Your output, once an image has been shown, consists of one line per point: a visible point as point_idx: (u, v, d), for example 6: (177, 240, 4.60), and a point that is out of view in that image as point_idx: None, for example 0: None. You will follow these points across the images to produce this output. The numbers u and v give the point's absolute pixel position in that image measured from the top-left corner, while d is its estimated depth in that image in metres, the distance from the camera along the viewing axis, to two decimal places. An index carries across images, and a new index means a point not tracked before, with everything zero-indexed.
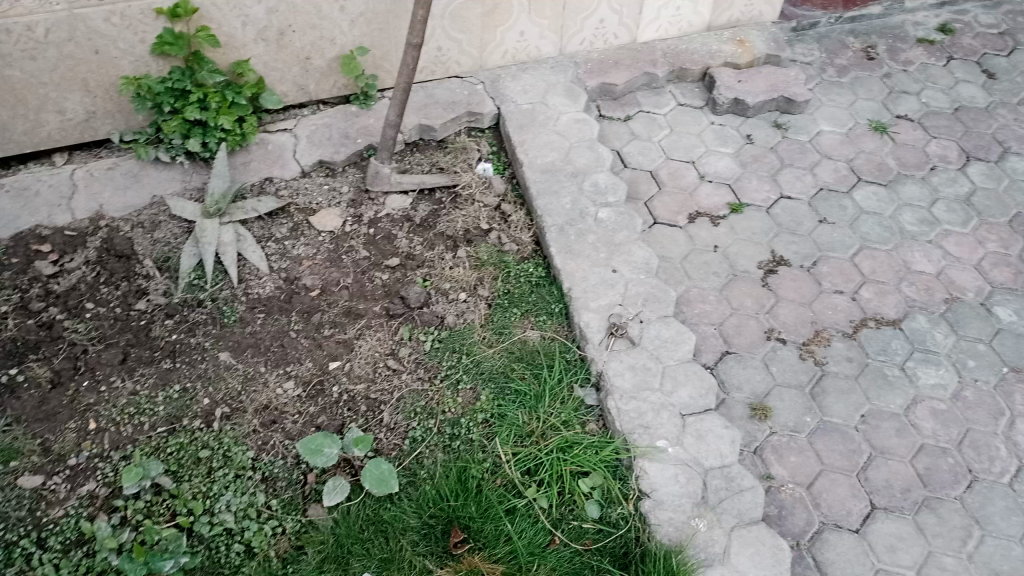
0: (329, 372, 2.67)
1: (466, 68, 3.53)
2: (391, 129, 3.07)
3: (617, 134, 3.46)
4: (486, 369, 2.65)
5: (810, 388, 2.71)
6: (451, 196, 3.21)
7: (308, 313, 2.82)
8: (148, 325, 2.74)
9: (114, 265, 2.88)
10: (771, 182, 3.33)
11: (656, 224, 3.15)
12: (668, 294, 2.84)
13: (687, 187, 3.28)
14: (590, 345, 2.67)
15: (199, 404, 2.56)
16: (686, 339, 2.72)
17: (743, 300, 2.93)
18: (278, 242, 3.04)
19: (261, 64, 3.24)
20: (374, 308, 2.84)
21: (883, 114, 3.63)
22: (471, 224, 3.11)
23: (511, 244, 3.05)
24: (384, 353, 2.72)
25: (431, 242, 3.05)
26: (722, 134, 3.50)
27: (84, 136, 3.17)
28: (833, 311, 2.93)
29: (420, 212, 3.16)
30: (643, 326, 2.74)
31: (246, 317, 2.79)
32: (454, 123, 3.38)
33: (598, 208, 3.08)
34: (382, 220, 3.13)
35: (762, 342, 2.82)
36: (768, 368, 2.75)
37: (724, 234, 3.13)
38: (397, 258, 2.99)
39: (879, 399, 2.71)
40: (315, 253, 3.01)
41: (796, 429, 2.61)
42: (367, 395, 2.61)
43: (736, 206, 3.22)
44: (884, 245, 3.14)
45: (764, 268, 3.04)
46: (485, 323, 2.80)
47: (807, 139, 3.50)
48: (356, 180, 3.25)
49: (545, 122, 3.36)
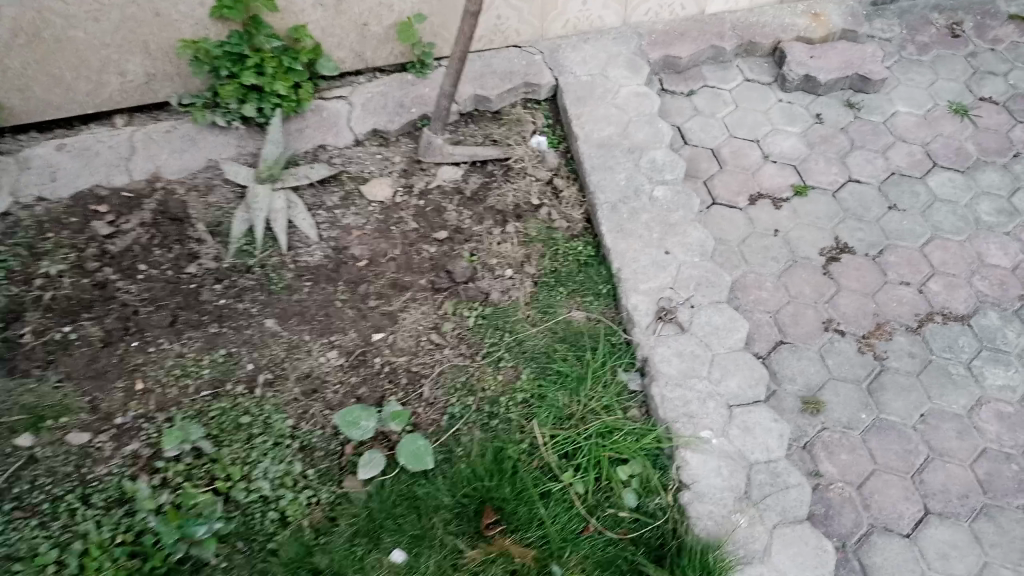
0: (372, 344, 2.69)
1: (526, 38, 3.42)
2: (445, 99, 3.04)
3: (679, 109, 3.33)
4: (528, 349, 2.61)
5: (867, 383, 2.59)
6: (503, 169, 3.16)
7: (354, 284, 2.85)
8: (198, 288, 2.80)
9: (168, 228, 2.93)
10: (839, 164, 3.17)
11: (714, 204, 3.03)
12: (722, 278, 2.72)
13: (749, 167, 3.15)
14: (636, 328, 2.59)
15: (243, 369, 2.62)
16: (738, 327, 2.59)
17: (802, 288, 2.81)
18: (328, 211, 3.05)
19: (319, 30, 3.16)
20: (420, 281, 2.85)
21: (966, 97, 3.41)
22: (522, 198, 3.06)
23: (561, 221, 2.98)
24: (427, 327, 2.73)
25: (481, 216, 3.03)
26: (790, 112, 3.34)
27: (144, 98, 3.18)
28: (898, 304, 2.78)
29: (471, 184, 3.13)
30: (693, 311, 2.63)
31: (293, 285, 2.83)
32: (511, 93, 3.31)
33: (654, 186, 2.97)
34: (432, 192, 3.11)
35: (820, 333, 2.70)
36: (824, 360, 2.64)
37: (785, 218, 3.00)
38: (445, 231, 2.99)
39: (941, 398, 2.57)
40: (364, 224, 3.01)
41: (850, 426, 2.50)
42: (409, 367, 2.62)
43: (800, 188, 3.07)
44: (957, 236, 2.97)
45: (826, 255, 2.91)
46: (530, 302, 2.76)
47: (881, 120, 3.32)
48: (409, 151, 3.23)
49: (603, 96, 3.25)
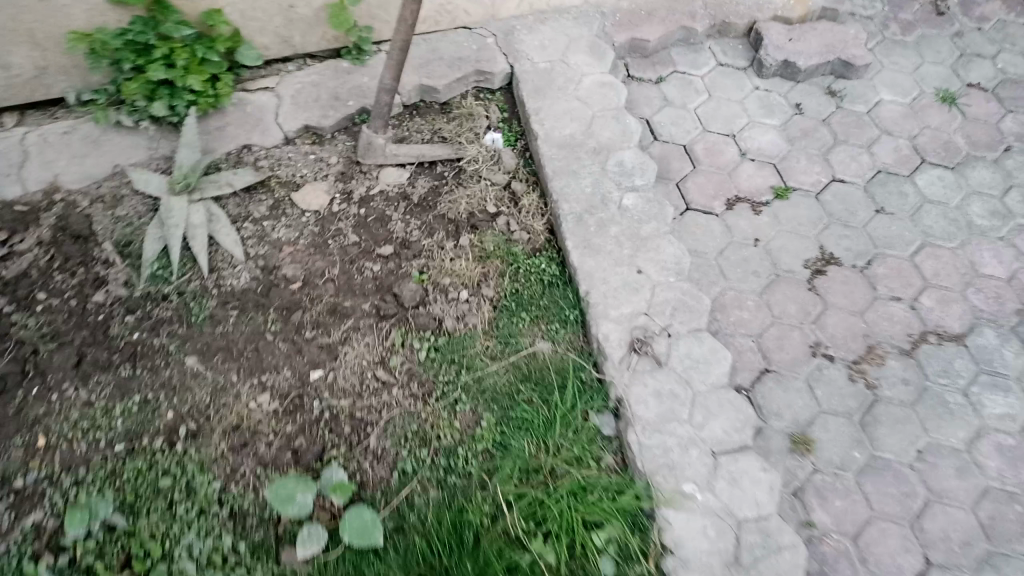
0: (309, 384, 2.39)
1: (477, 19, 3.05)
2: (387, 93, 2.66)
3: (647, 99, 3.02)
4: (488, 389, 2.32)
5: (859, 416, 2.38)
6: (454, 171, 2.83)
7: (287, 311, 2.52)
8: (106, 321, 2.44)
9: (70, 248, 2.54)
10: (822, 162, 2.90)
11: (689, 210, 2.75)
12: (701, 302, 2.47)
13: (725, 166, 2.87)
14: (609, 363, 2.32)
15: (163, 418, 2.30)
16: (721, 359, 2.35)
17: (786, 307, 2.57)
18: (255, 223, 2.68)
19: (238, 14, 2.73)
20: (363, 307, 2.54)
21: (953, 83, 3.17)
22: (476, 206, 2.75)
23: (521, 232, 2.68)
24: (372, 361, 2.43)
25: (430, 227, 2.71)
26: (768, 102, 3.06)
27: (36, 94, 2.74)
28: (889, 322, 2.56)
29: (419, 188, 2.79)
30: (671, 341, 2.37)
31: (217, 315, 2.49)
32: (461, 83, 2.95)
33: (622, 193, 2.67)
34: (374, 198, 2.77)
35: (806, 359, 2.47)
36: (812, 391, 2.42)
37: (766, 225, 2.74)
38: (391, 246, 2.66)
39: (938, 431, 2.37)
40: (298, 239, 2.67)
41: (842, 468, 2.29)
42: (352, 412, 2.33)
43: (781, 191, 2.81)
44: (949, 243, 2.74)
45: (812, 267, 2.66)
46: (489, 330, 2.46)
47: (864, 110, 3.06)
48: (347, 150, 2.86)
49: (564, 86, 2.91)
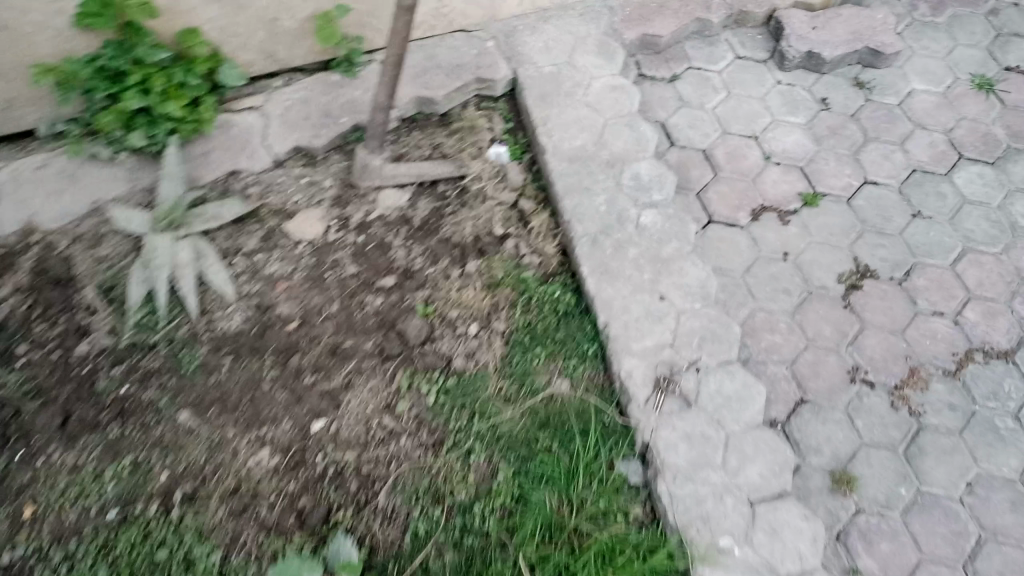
0: (312, 436, 2.24)
1: (475, 21, 2.84)
2: (381, 112, 2.46)
3: (662, 100, 2.81)
4: (503, 437, 2.18)
5: (903, 448, 2.21)
6: (457, 190, 2.64)
7: (285, 354, 2.36)
8: (92, 375, 2.28)
9: (50, 295, 2.38)
10: (852, 162, 2.70)
11: (710, 223, 2.56)
12: (730, 331, 2.30)
13: (748, 172, 2.67)
14: (633, 405, 2.17)
15: (157, 481, 2.15)
16: (754, 395, 2.20)
17: (820, 328, 2.39)
18: (247, 257, 2.51)
19: (216, 31, 2.53)
20: (365, 346, 2.38)
21: (989, 67, 2.95)
22: (482, 228, 2.57)
23: (531, 256, 2.51)
24: (378, 408, 2.28)
25: (434, 253, 2.53)
26: (791, 97, 2.85)
27: (5, 127, 2.55)
28: (931, 340, 2.38)
29: (421, 211, 2.61)
30: (700, 376, 2.21)
31: (209, 363, 2.33)
32: (461, 92, 2.73)
33: (640, 210, 2.48)
34: (373, 224, 2.58)
35: (844, 387, 2.30)
36: (852, 422, 2.25)
37: (795, 236, 2.55)
38: (393, 277, 2.49)
39: (989, 460, 2.21)
40: (293, 273, 2.50)
41: (887, 506, 2.13)
42: (359, 467, 2.19)
43: (810, 198, 2.61)
44: (993, 247, 2.55)
45: (846, 282, 2.47)
46: (501, 369, 2.31)
47: (896, 102, 2.85)
48: (341, 171, 2.68)
49: (572, 91, 2.70)
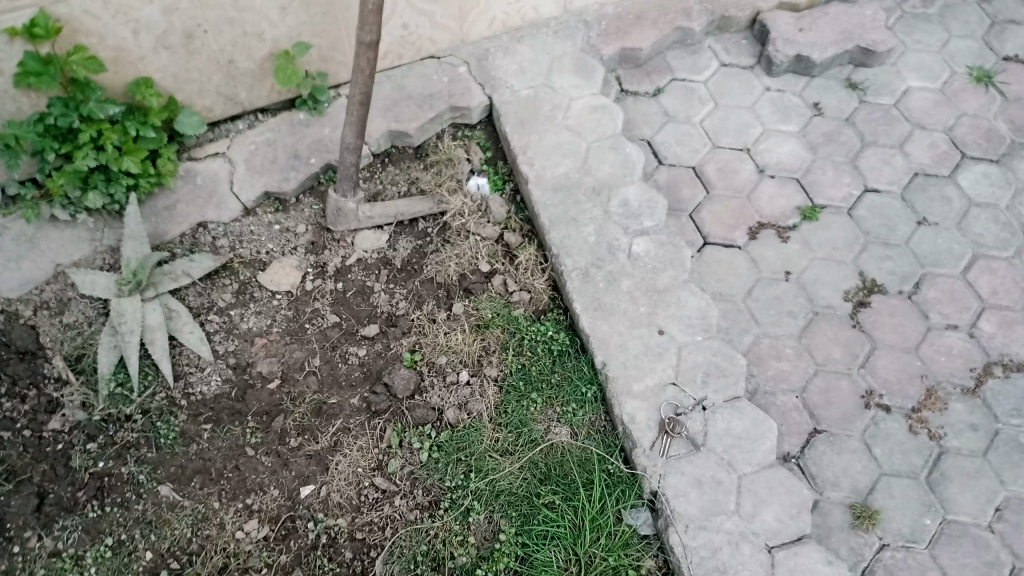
0: (300, 503, 2.12)
1: (445, 46, 2.69)
2: (351, 153, 2.33)
3: (646, 117, 2.68)
4: (503, 492, 2.06)
5: (926, 475, 2.09)
6: (438, 227, 2.52)
7: (267, 416, 2.23)
8: (67, 451, 2.15)
9: (16, 368, 2.22)
10: (850, 170, 2.58)
11: (707, 244, 2.43)
12: (736, 364, 2.17)
13: (742, 187, 2.54)
14: (639, 450, 2.04)
15: (141, 560, 2.04)
16: (766, 433, 2.07)
17: (829, 351, 2.26)
18: (222, 313, 2.39)
19: (171, 78, 2.41)
20: (352, 401, 2.25)
21: (986, 58, 2.82)
22: (467, 266, 2.44)
23: (520, 293, 2.38)
24: (368, 468, 2.15)
25: (418, 296, 2.40)
26: (782, 104, 2.72)
27: None
28: (947, 356, 2.26)
29: (401, 251, 2.48)
30: (707, 416, 2.09)
31: (188, 431, 2.21)
32: (435, 122, 2.61)
33: (631, 239, 2.35)
34: (352, 268, 2.46)
35: (859, 413, 2.17)
36: (870, 451, 2.12)
37: (796, 253, 2.42)
38: (376, 325, 2.36)
39: (1017, 482, 2.08)
40: (270, 327, 2.38)
41: (913, 539, 2.00)
42: (352, 534, 2.07)
43: (809, 211, 2.48)
44: (1004, 251, 2.43)
45: (853, 300, 2.34)
46: (496, 418, 2.18)
47: (891, 102, 2.73)
48: (314, 215, 2.56)
49: (551, 115, 2.57)
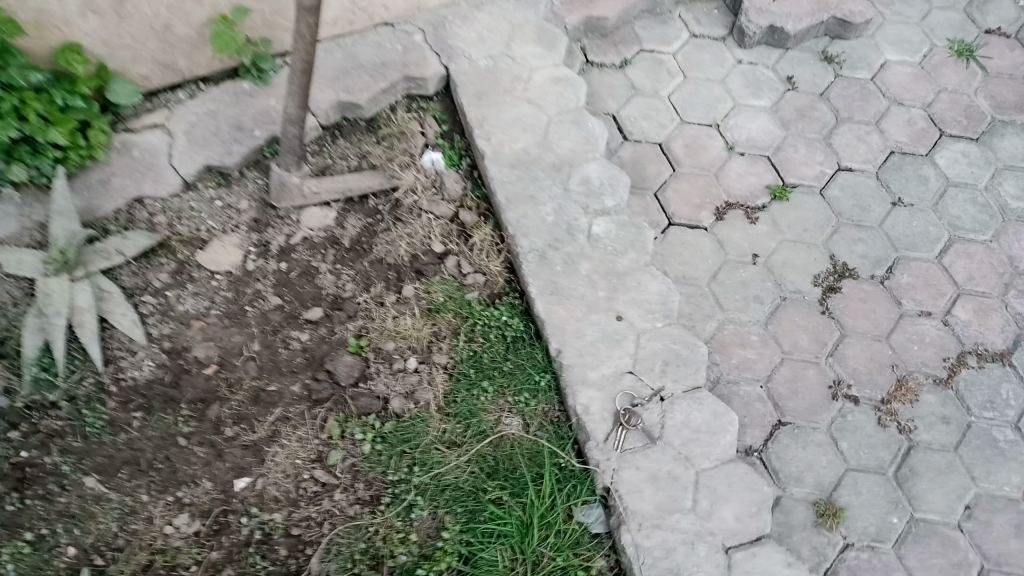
0: (234, 496, 2.00)
1: (398, 12, 2.52)
2: (294, 125, 2.18)
3: (610, 89, 2.54)
4: (449, 486, 1.96)
5: (894, 471, 1.99)
6: (389, 204, 2.37)
7: (202, 405, 2.11)
8: None
9: None
10: (823, 148, 2.46)
11: (672, 225, 2.31)
12: (698, 352, 2.07)
13: (710, 165, 2.41)
14: (594, 444, 1.94)
15: (64, 556, 1.91)
16: (728, 426, 1.97)
17: (797, 339, 2.15)
18: (157, 295, 2.26)
19: (100, 43, 2.25)
20: (292, 389, 2.13)
21: (967, 31, 2.71)
22: (419, 247, 2.30)
23: (474, 275, 2.26)
24: (307, 460, 2.03)
25: (367, 278, 2.27)
26: (754, 78, 2.59)
27: None
28: (920, 345, 2.16)
29: (350, 229, 2.34)
30: (665, 407, 1.99)
31: (118, 419, 2.07)
32: (388, 94, 2.45)
33: (591, 219, 2.22)
34: (297, 248, 2.33)
35: (826, 404, 2.07)
36: (837, 444, 2.02)
37: (765, 235, 2.31)
38: (321, 308, 2.23)
39: (988, 478, 2.00)
40: (208, 310, 2.25)
41: (879, 538, 1.91)
42: (288, 529, 1.96)
43: (779, 190, 2.36)
44: (981, 235, 2.33)
45: (823, 285, 2.23)
46: (444, 408, 2.06)
47: (868, 77, 2.60)
48: (257, 190, 2.42)
49: (511, 87, 2.42)
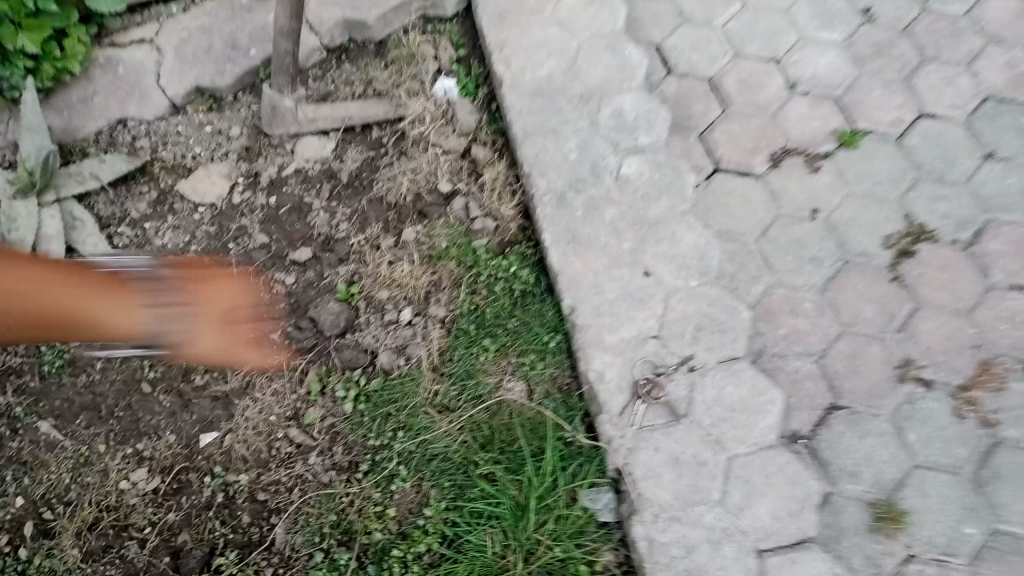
0: (199, 453, 1.75)
1: None
2: (287, 39, 1.93)
3: (656, 15, 2.20)
4: (436, 457, 1.69)
5: (970, 472, 1.65)
6: (394, 136, 2.10)
7: (172, 349, 1.86)
8: None
9: None
10: (903, 90, 2.09)
11: (718, 171, 1.98)
12: (735, 317, 1.78)
13: (767, 105, 2.07)
14: (607, 416, 1.68)
15: (12, 505, 1.72)
16: (766, 408, 1.69)
17: (859, 310, 1.81)
18: (134, 226, 2.02)
19: None
20: (272, 337, 1.87)
21: None
22: (423, 185, 2.02)
23: (484, 219, 1.96)
24: (282, 417, 1.77)
25: (363, 217, 2.00)
26: (826, 8, 2.22)
27: None
28: (1012, 324, 1.79)
29: (349, 163, 2.07)
30: (693, 380, 1.71)
31: (79, 360, 1.83)
32: (398, 13, 2.19)
33: (621, 159, 1.92)
34: (289, 181, 2.06)
35: (889, 387, 1.74)
36: (902, 436, 1.69)
37: (827, 187, 1.96)
38: (310, 248, 1.97)
39: None
40: (188, 245, 1.99)
41: (949, 552, 1.58)
42: (253, 494, 1.71)
43: (848, 136, 2.01)
44: None
45: (894, 248, 1.89)
46: (438, 368, 1.79)
47: (964, 10, 2.21)
48: (250, 116, 2.15)
49: (538, 8, 2.13)
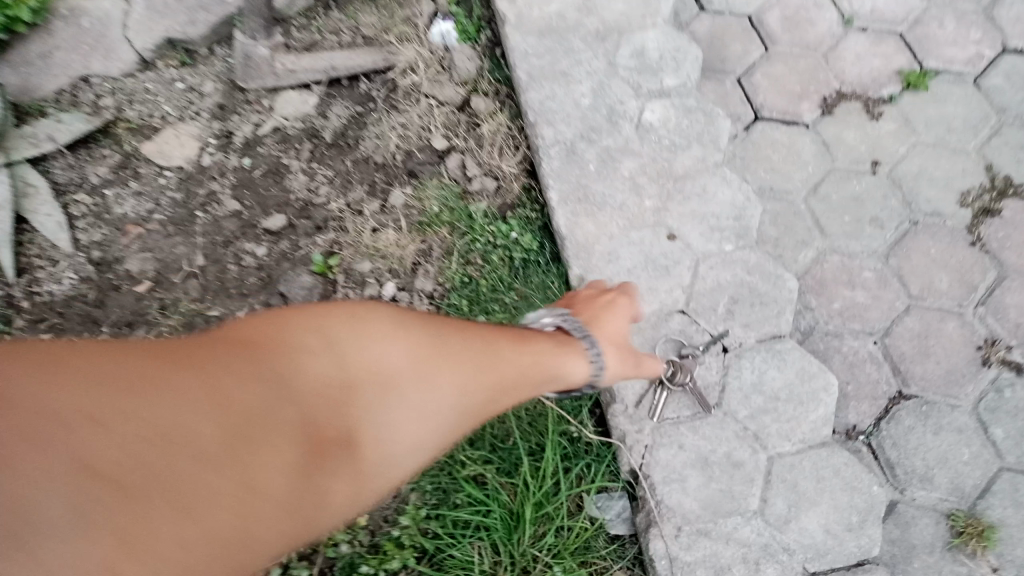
0: None
1: None
2: None
3: None
4: None
5: None
6: (385, 87, 1.81)
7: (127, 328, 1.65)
8: None
9: None
10: (983, 22, 1.74)
11: (759, 119, 1.65)
12: (781, 288, 1.50)
13: (822, 42, 1.71)
14: (621, 409, 1.41)
15: None
16: (819, 398, 1.45)
17: (933, 280, 1.54)
18: (93, 193, 1.71)
19: None
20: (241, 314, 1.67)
21: None
22: (415, 141, 1.77)
23: (484, 179, 1.74)
24: None
25: (346, 180, 1.74)
26: None
27: None
28: None
29: (334, 119, 1.78)
30: (729, 362, 1.45)
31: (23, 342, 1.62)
32: None
33: (643, 105, 1.61)
34: (268, 142, 1.77)
35: (967, 371, 1.50)
36: (983, 433, 1.48)
37: (892, 136, 1.65)
38: (286, 216, 1.72)
39: None
40: (151, 214, 1.72)
41: None
42: None
43: (915, 77, 1.68)
44: None
45: (974, 206, 1.60)
46: None
47: None
48: (227, 71, 1.80)
49: None
